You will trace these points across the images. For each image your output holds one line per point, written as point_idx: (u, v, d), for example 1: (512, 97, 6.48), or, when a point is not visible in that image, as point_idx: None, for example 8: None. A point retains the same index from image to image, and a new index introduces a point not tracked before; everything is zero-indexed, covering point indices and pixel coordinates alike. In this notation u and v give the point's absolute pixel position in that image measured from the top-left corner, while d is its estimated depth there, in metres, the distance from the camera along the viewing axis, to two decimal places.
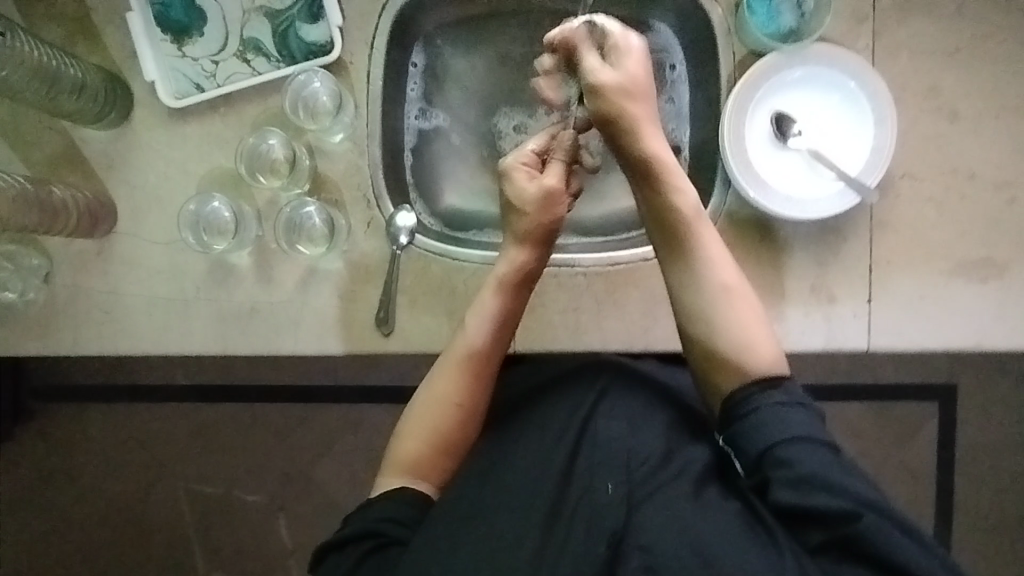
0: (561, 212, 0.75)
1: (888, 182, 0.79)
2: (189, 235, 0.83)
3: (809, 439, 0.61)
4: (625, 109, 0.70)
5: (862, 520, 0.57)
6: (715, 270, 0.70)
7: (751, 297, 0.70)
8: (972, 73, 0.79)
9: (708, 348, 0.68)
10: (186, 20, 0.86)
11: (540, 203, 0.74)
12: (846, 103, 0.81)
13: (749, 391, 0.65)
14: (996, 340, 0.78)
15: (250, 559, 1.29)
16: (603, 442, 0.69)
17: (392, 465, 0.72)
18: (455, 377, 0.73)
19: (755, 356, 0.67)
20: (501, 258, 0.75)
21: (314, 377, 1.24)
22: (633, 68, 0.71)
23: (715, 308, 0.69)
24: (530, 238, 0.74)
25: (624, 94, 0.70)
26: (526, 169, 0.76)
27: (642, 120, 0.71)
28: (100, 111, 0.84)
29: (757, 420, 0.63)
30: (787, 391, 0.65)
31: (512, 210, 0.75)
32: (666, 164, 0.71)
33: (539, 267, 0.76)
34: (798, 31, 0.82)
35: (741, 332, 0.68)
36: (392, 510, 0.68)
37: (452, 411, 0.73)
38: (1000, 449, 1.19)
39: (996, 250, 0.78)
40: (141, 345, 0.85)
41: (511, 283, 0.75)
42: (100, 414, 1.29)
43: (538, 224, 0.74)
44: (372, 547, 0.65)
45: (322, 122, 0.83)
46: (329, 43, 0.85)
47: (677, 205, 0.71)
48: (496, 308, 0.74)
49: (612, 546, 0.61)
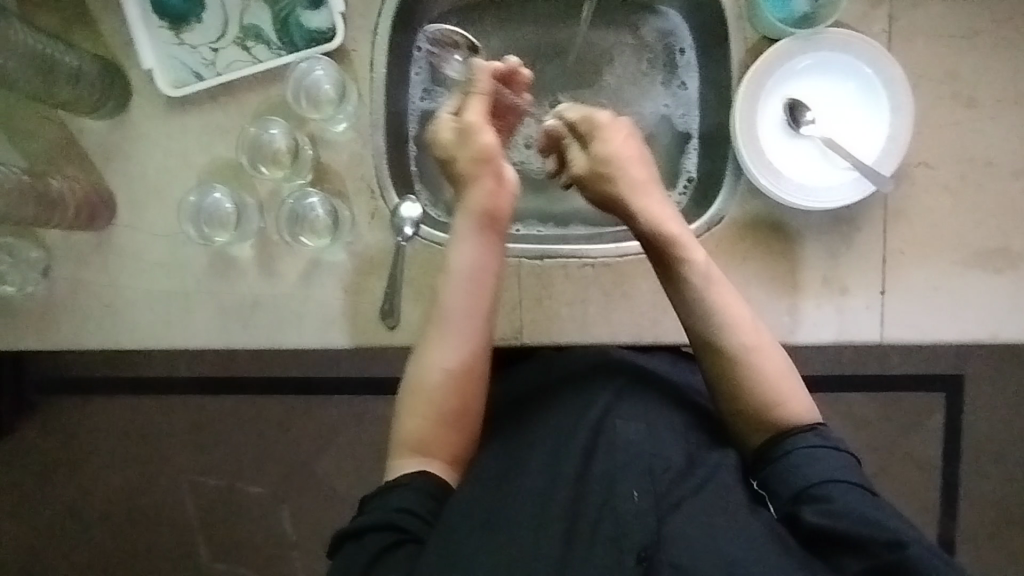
0: (493, 143, 0.73)
1: (903, 171, 0.78)
2: (190, 227, 0.82)
3: (844, 481, 0.62)
4: (616, 188, 0.74)
5: (907, 548, 0.57)
6: (735, 334, 0.70)
7: (773, 350, 0.70)
8: (989, 59, 0.77)
9: (744, 412, 0.69)
10: (184, 8, 0.84)
11: (459, 139, 0.74)
12: (862, 91, 0.79)
13: (778, 436, 0.66)
14: (1012, 332, 0.77)
15: (254, 551, 1.29)
16: (623, 446, 0.67)
17: (400, 447, 0.69)
18: (443, 341, 0.71)
19: (786, 411, 0.67)
20: (474, 188, 0.73)
21: (317, 369, 1.23)
22: (620, 144, 0.75)
23: (741, 369, 0.69)
24: (475, 182, 0.73)
25: (603, 174, 0.75)
26: (486, 87, 0.76)
27: (631, 187, 0.74)
28: (97, 100, 0.82)
29: (790, 463, 0.64)
30: (821, 435, 0.66)
31: (468, 132, 0.73)
32: (670, 228, 0.72)
33: (496, 205, 0.73)
34: (810, 17, 0.79)
35: (770, 389, 0.68)
36: (412, 502, 0.64)
37: (440, 376, 0.70)
38: (1007, 440, 1.18)
39: (1012, 240, 0.77)
40: (142, 339, 0.83)
41: (480, 229, 0.73)
42: (99, 406, 1.27)
43: (469, 159, 0.73)
44: (390, 541, 0.62)
45: (325, 111, 0.82)
46: (331, 30, 0.83)
47: (687, 258, 0.71)
48: (478, 255, 0.73)
49: (642, 559, 0.58)
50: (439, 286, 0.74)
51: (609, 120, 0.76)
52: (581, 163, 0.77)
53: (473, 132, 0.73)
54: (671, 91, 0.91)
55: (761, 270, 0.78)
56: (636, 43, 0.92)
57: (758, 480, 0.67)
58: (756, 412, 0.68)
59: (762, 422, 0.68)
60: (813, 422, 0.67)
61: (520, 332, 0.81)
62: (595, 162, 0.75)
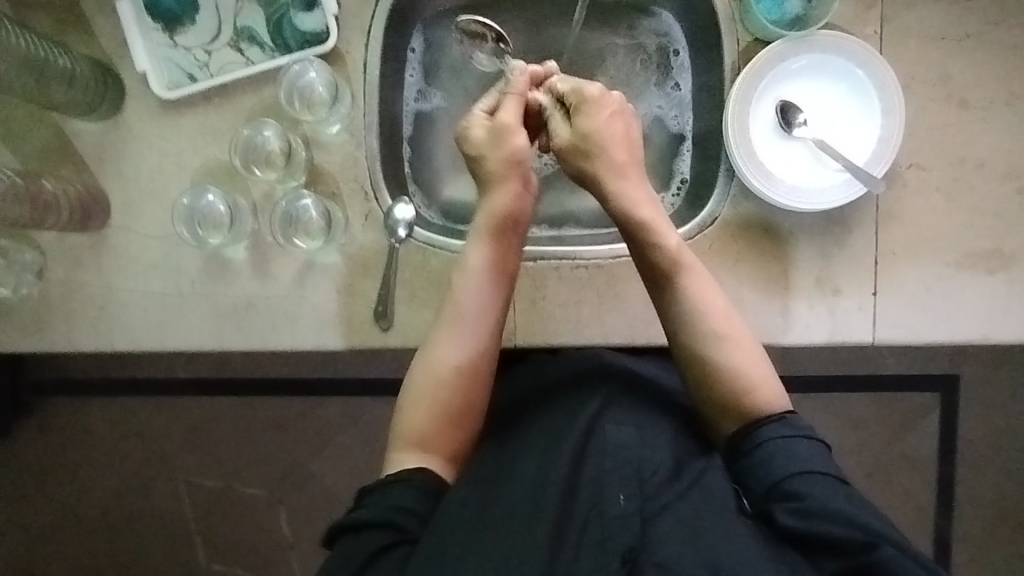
0: (523, 144, 0.74)
1: (895, 173, 0.78)
2: (184, 230, 0.81)
3: (815, 473, 0.62)
4: (597, 168, 0.74)
5: (878, 549, 0.56)
6: (707, 319, 0.70)
7: (745, 337, 0.71)
8: (982, 60, 0.77)
9: (715, 397, 0.69)
10: (178, 9, 0.84)
11: (492, 139, 0.74)
12: (853, 92, 0.79)
13: (749, 427, 0.67)
14: (1004, 332, 0.77)
15: (251, 552, 1.29)
16: (613, 448, 0.68)
17: (400, 440, 0.69)
18: (454, 336, 0.71)
19: (756, 399, 0.68)
20: (499, 189, 0.74)
21: (313, 370, 1.23)
22: (606, 122, 0.75)
23: (708, 352, 0.70)
24: (502, 181, 0.74)
25: (586, 152, 0.74)
26: (523, 88, 0.77)
27: (614, 168, 0.74)
28: (90, 103, 0.82)
29: (761, 456, 0.65)
30: (791, 424, 0.66)
31: (502, 132, 0.74)
32: (647, 214, 0.73)
33: (517, 206, 0.74)
34: (804, 18, 0.79)
35: (740, 375, 0.69)
36: (410, 500, 0.64)
37: (452, 374, 0.70)
38: (1001, 440, 1.18)
39: (1004, 241, 0.77)
40: (136, 341, 0.83)
41: (494, 228, 0.73)
42: (96, 407, 1.27)
43: (500, 159, 0.74)
44: (387, 539, 0.61)
45: (318, 113, 0.82)
46: (325, 32, 0.83)
47: (661, 244, 0.72)
48: (490, 254, 0.73)
49: (626, 561, 0.59)
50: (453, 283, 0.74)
51: (600, 94, 0.76)
52: (564, 136, 0.76)
53: (508, 133, 0.74)
54: (664, 92, 0.92)
55: (753, 272, 0.79)
56: (629, 45, 0.92)
57: (734, 473, 0.67)
58: (727, 398, 0.69)
59: (731, 408, 0.69)
60: (784, 411, 0.68)
61: (514, 333, 0.81)
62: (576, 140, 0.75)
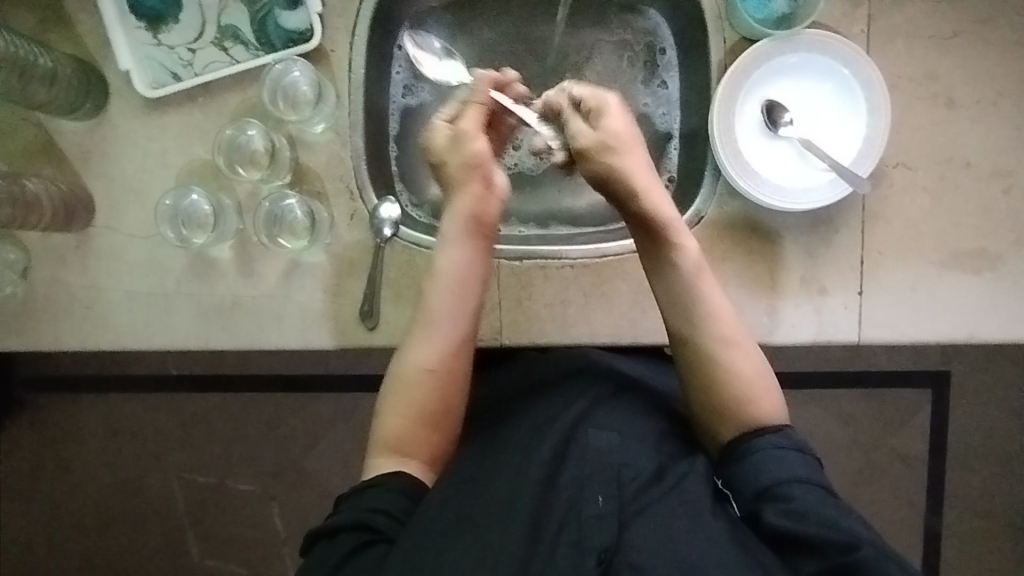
0: (484, 151, 0.70)
1: (881, 173, 0.78)
2: (168, 229, 0.82)
3: (804, 480, 0.63)
4: (613, 170, 0.70)
5: (859, 550, 0.57)
6: (715, 324, 0.70)
7: (750, 346, 0.71)
8: (969, 58, 0.77)
9: (716, 402, 0.69)
10: (161, 7, 0.83)
11: (450, 145, 0.71)
12: (839, 91, 0.79)
13: (746, 436, 0.67)
14: (990, 332, 0.77)
15: (243, 548, 1.29)
16: (592, 454, 0.67)
17: (379, 446, 0.69)
18: (430, 342, 0.71)
19: (757, 408, 0.68)
20: (462, 193, 0.71)
21: (304, 367, 1.23)
22: (621, 129, 0.71)
23: (715, 358, 0.70)
24: (464, 186, 0.70)
25: (605, 154, 0.70)
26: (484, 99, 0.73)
27: (631, 177, 0.70)
28: (74, 101, 0.81)
29: (752, 457, 0.65)
30: (784, 434, 0.66)
31: (459, 138, 0.70)
32: (663, 222, 0.70)
33: (484, 210, 0.71)
34: (790, 17, 0.79)
35: (743, 386, 0.69)
36: (387, 502, 0.64)
37: (423, 376, 0.70)
38: (992, 436, 1.18)
39: (991, 241, 0.77)
40: (122, 341, 0.83)
41: (468, 233, 0.71)
42: (87, 404, 1.27)
43: (460, 164, 0.70)
44: (362, 540, 0.61)
45: (303, 112, 0.82)
46: (309, 30, 0.83)
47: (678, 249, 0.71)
48: (465, 261, 0.71)
49: (602, 562, 0.58)
50: (426, 289, 0.73)
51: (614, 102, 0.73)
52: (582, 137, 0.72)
53: (464, 139, 0.70)
54: (651, 90, 0.91)
55: (739, 272, 0.78)
56: (617, 42, 0.92)
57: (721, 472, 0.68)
58: (726, 405, 0.69)
59: (730, 415, 0.69)
60: (781, 423, 0.68)
61: (500, 333, 0.81)
62: (596, 143, 0.71)
